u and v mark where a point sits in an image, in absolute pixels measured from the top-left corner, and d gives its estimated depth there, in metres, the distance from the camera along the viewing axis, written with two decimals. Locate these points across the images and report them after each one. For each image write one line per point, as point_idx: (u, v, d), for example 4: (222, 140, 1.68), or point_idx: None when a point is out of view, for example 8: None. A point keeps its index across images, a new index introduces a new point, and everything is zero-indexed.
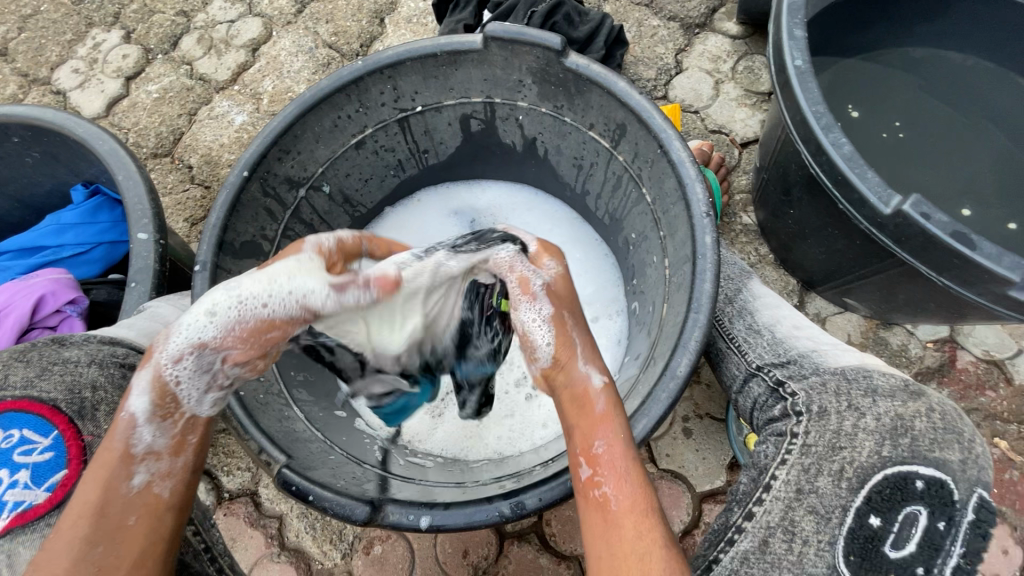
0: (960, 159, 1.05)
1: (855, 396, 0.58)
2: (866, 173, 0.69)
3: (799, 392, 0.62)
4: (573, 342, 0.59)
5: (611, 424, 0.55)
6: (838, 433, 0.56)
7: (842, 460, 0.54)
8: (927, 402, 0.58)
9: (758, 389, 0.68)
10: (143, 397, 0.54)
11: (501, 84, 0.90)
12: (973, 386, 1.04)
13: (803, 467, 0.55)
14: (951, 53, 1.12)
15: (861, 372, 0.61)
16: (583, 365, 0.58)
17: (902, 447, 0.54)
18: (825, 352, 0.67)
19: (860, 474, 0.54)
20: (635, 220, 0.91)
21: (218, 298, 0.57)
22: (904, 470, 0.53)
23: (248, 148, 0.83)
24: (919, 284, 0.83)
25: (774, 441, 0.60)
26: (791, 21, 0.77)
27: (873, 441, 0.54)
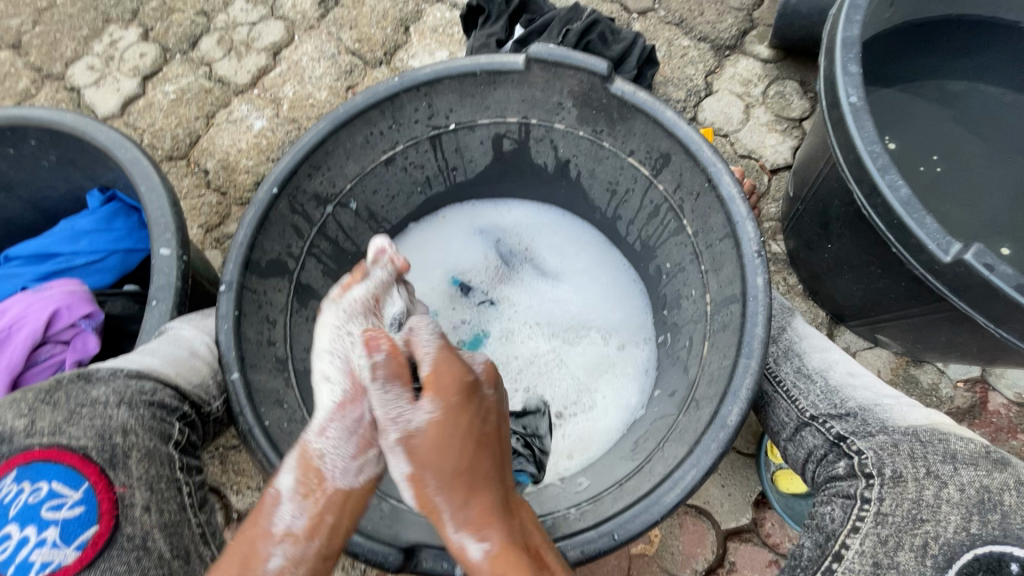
0: (1003, 197, 1.02)
1: (933, 462, 0.58)
2: (924, 219, 0.67)
3: (868, 451, 0.62)
4: (428, 497, 0.57)
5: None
6: (918, 504, 0.55)
7: (925, 534, 0.54)
8: (1014, 473, 0.56)
9: (814, 441, 0.68)
10: (289, 475, 0.58)
11: (539, 106, 0.88)
12: (1004, 429, 1.02)
13: (880, 538, 0.55)
14: (991, 88, 1.11)
15: (936, 435, 0.61)
16: (455, 531, 0.56)
17: (992, 525, 0.52)
18: (888, 409, 0.67)
19: (947, 553, 0.52)
20: (671, 251, 0.89)
21: (325, 362, 0.63)
22: (997, 550, 0.51)
23: (279, 164, 0.80)
24: (964, 328, 0.81)
25: (842, 504, 0.60)
26: (845, 55, 0.75)
27: (959, 516, 0.53)
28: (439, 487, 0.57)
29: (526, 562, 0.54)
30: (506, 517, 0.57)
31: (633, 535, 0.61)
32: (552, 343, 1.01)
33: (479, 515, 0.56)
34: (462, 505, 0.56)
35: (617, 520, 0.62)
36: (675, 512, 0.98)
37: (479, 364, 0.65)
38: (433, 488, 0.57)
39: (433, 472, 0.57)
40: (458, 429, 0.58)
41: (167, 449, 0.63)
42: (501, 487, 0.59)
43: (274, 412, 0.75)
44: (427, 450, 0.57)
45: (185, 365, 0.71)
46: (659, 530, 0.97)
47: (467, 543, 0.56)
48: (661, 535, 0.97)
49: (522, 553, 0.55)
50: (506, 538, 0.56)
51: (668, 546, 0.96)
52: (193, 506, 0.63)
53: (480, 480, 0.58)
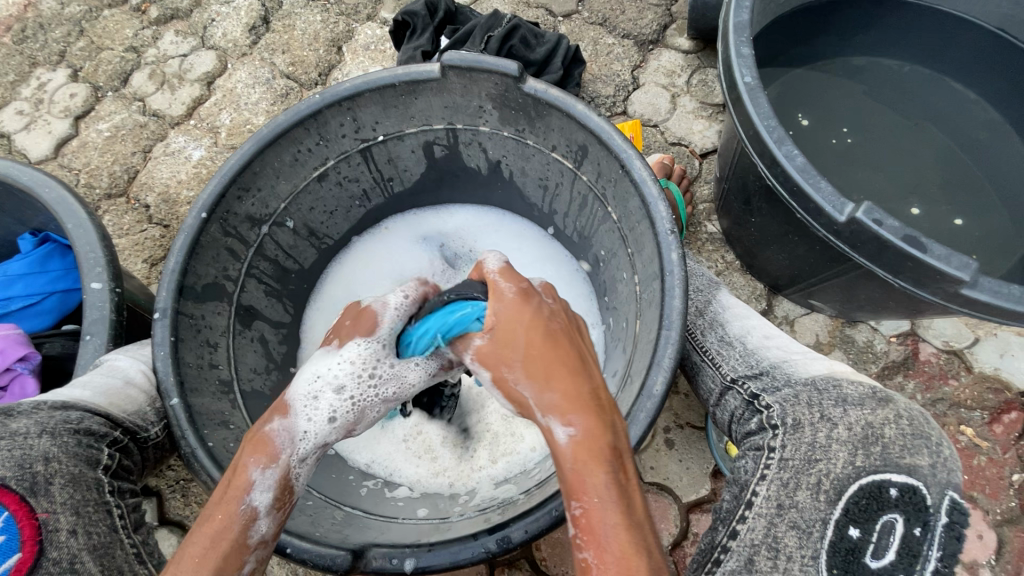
0: (909, 161, 1.09)
1: (826, 407, 0.62)
2: (819, 183, 0.72)
3: (774, 405, 0.66)
4: (515, 390, 0.59)
5: (591, 489, 0.51)
6: (812, 445, 0.59)
7: (818, 473, 0.57)
8: (895, 409, 0.60)
9: (734, 402, 0.73)
10: (268, 493, 0.59)
11: (461, 111, 0.91)
12: (936, 376, 1.08)
13: (782, 482, 0.58)
14: (890, 60, 1.18)
15: (830, 382, 0.66)
16: (542, 416, 0.56)
17: (874, 456, 0.56)
18: (794, 362, 0.72)
19: (837, 486, 0.56)
20: (603, 238, 0.92)
21: (337, 403, 0.67)
22: (878, 479, 0.55)
23: (205, 189, 0.81)
24: (875, 284, 0.87)
25: (753, 457, 0.63)
26: (738, 39, 0.80)
27: (846, 451, 0.57)
28: (523, 377, 0.58)
29: (608, 459, 0.52)
30: (594, 409, 0.55)
31: None
32: None
33: (563, 404, 0.55)
34: (541, 393, 0.56)
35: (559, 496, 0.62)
36: None
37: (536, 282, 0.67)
38: (514, 375, 0.59)
39: (511, 361, 0.59)
40: (520, 318, 0.60)
41: (94, 474, 0.63)
42: (589, 380, 0.57)
43: (220, 433, 0.76)
44: (503, 345, 0.60)
45: (120, 394, 0.71)
46: None
47: (552, 429, 0.54)
48: None
49: (606, 449, 0.53)
50: (594, 429, 0.53)
51: None
52: (127, 528, 0.64)
53: (559, 369, 0.57)
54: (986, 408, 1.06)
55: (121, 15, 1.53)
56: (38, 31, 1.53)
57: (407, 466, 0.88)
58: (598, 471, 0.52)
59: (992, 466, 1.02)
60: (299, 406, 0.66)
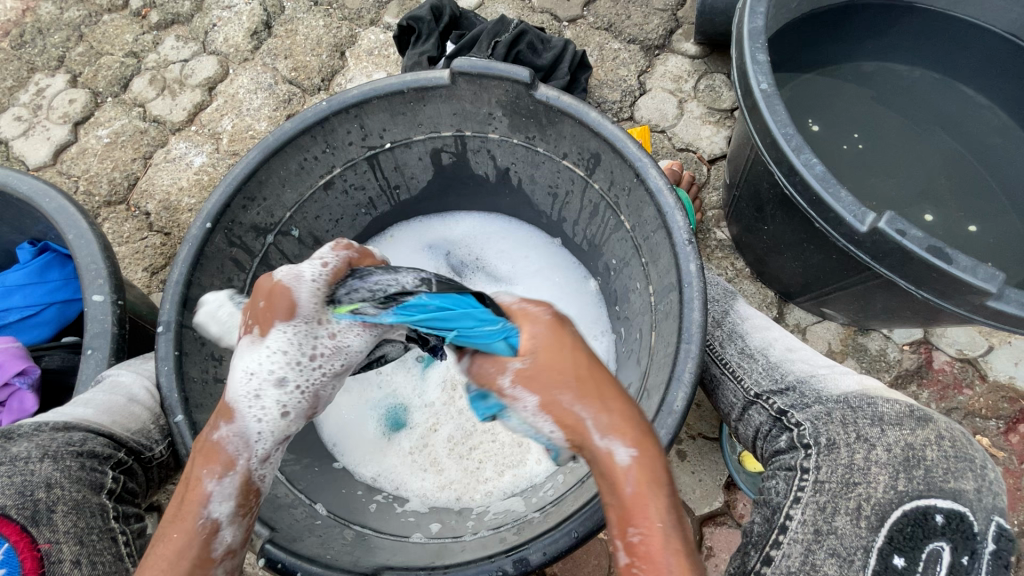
0: (922, 167, 1.08)
1: (863, 426, 0.61)
2: (839, 193, 0.70)
3: (805, 423, 0.66)
4: (560, 409, 0.49)
5: (652, 515, 0.46)
6: (850, 467, 0.58)
7: (858, 497, 0.56)
8: (935, 429, 0.59)
9: (760, 418, 0.72)
10: (227, 503, 0.55)
11: (471, 118, 0.89)
12: (951, 385, 1.06)
13: (819, 506, 0.58)
14: (898, 65, 1.17)
15: (865, 399, 0.65)
16: (600, 438, 0.47)
17: (917, 480, 0.55)
18: (823, 378, 0.71)
19: (878, 512, 0.55)
20: (614, 246, 0.90)
21: (281, 398, 0.60)
22: (923, 504, 0.53)
23: (210, 198, 0.79)
24: (893, 294, 0.85)
25: (785, 477, 0.64)
26: (753, 45, 0.79)
27: (886, 475, 0.56)
28: (576, 398, 0.48)
29: (669, 483, 0.47)
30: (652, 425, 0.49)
31: (591, 530, 0.60)
32: None
33: (624, 424, 0.47)
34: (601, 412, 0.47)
35: (577, 517, 0.61)
36: None
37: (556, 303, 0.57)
38: (562, 395, 0.48)
39: (556, 379, 0.49)
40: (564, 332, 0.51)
41: (98, 500, 0.61)
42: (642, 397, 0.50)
43: None
44: (543, 361, 0.50)
45: (122, 411, 0.68)
46: None
47: (612, 452, 0.47)
48: None
49: (667, 471, 0.47)
50: (657, 451, 0.47)
51: None
52: (132, 556, 0.62)
53: (612, 386, 0.49)
54: (1002, 417, 1.04)
55: (121, 20, 1.51)
56: (37, 37, 1.51)
57: (413, 479, 0.86)
58: (661, 496, 0.46)
59: (1009, 477, 1.01)
60: (243, 408, 0.59)
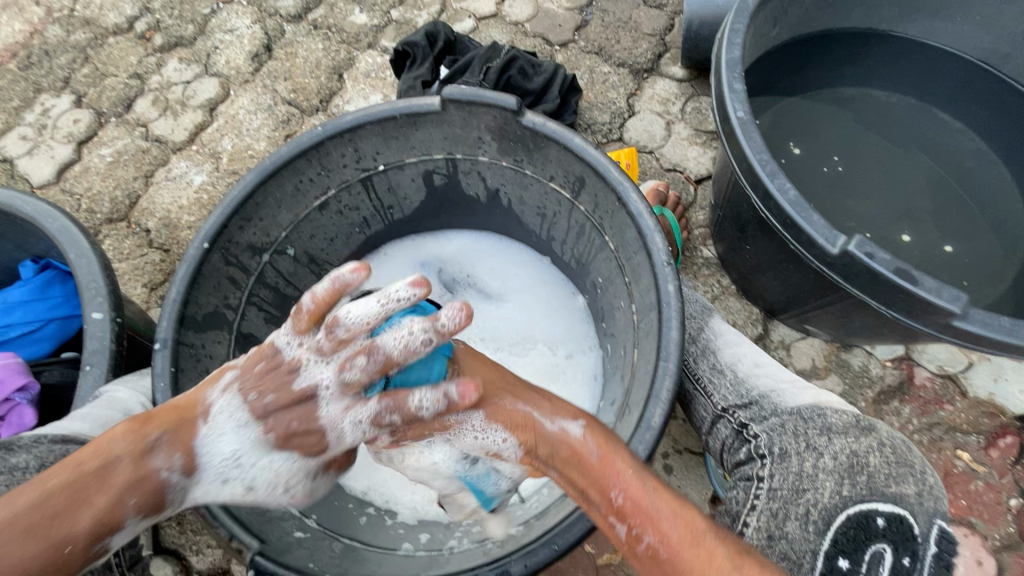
0: (899, 188, 1.12)
1: (812, 436, 0.68)
2: (811, 216, 0.73)
3: (762, 434, 0.71)
4: (516, 409, 0.63)
5: (627, 469, 0.59)
6: (800, 475, 0.65)
7: (806, 503, 0.64)
8: (877, 437, 0.67)
9: (725, 432, 0.75)
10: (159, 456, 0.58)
11: (461, 142, 0.93)
12: (932, 400, 1.08)
13: (772, 512, 0.64)
14: (878, 92, 1.21)
15: (816, 411, 0.71)
16: (552, 422, 0.62)
17: (860, 485, 0.64)
18: (783, 392, 0.74)
19: (825, 516, 0.63)
20: (600, 265, 0.93)
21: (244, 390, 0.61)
22: (865, 508, 0.62)
23: (208, 220, 0.82)
24: (869, 312, 0.88)
25: (744, 487, 0.68)
26: (730, 75, 0.82)
27: (833, 481, 0.64)
28: (511, 395, 0.64)
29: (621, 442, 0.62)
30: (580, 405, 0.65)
31: (571, 543, 0.63)
32: (498, 357, 1.03)
33: (563, 406, 0.63)
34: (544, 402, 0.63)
35: (556, 530, 0.63)
36: None
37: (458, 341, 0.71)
38: (508, 399, 0.64)
39: (502, 390, 0.64)
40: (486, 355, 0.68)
41: None
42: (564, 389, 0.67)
43: None
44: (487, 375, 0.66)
45: (117, 425, 0.70)
46: None
47: (568, 429, 0.61)
48: None
49: (611, 429, 0.62)
50: (594, 419, 0.63)
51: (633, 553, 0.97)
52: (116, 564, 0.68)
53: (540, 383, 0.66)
54: (982, 432, 1.06)
55: (126, 43, 1.56)
56: (44, 59, 1.55)
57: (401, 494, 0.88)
58: (621, 446, 0.61)
59: (990, 491, 1.03)
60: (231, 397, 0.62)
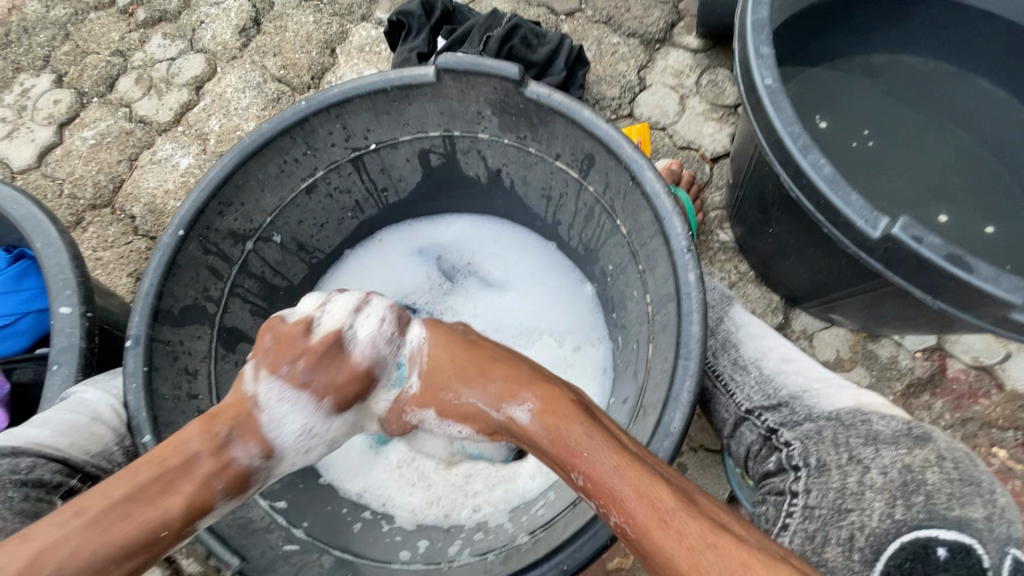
0: (936, 165, 1.03)
1: (855, 447, 0.60)
2: (850, 196, 0.66)
3: (794, 442, 0.64)
4: (463, 400, 0.60)
5: (578, 447, 0.50)
6: (842, 493, 0.58)
7: (851, 526, 0.56)
8: (935, 449, 0.58)
9: (750, 437, 0.70)
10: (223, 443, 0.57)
11: (459, 117, 0.85)
12: (966, 394, 1.01)
13: (808, 534, 0.58)
14: (910, 57, 1.11)
15: (858, 416, 0.63)
16: (498, 409, 0.56)
17: (916, 508, 0.54)
18: (817, 394, 0.69)
19: (873, 544, 0.54)
20: (611, 251, 0.86)
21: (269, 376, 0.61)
22: (923, 536, 0.53)
23: (183, 204, 0.75)
24: (906, 301, 0.80)
25: (774, 502, 0.63)
26: (757, 38, 0.74)
27: (882, 502, 0.55)
28: (458, 384, 0.60)
29: (580, 414, 0.53)
30: (541, 378, 0.57)
31: (583, 562, 0.56)
32: None
33: (509, 386, 0.56)
34: (485, 388, 0.58)
35: (564, 549, 0.57)
36: None
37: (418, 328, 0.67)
38: (453, 392, 0.60)
39: (446, 382, 0.61)
40: (441, 336, 0.64)
41: None
42: (525, 362, 0.59)
43: None
44: (441, 361, 0.62)
45: (84, 433, 0.65)
46: None
47: (514, 414, 0.55)
48: None
49: (568, 403, 0.54)
50: (549, 393, 0.55)
51: None
52: None
53: (491, 362, 0.60)
54: (1020, 428, 0.99)
55: (107, 18, 1.48)
56: (22, 36, 1.47)
57: (400, 498, 0.82)
58: (575, 420, 0.52)
59: None
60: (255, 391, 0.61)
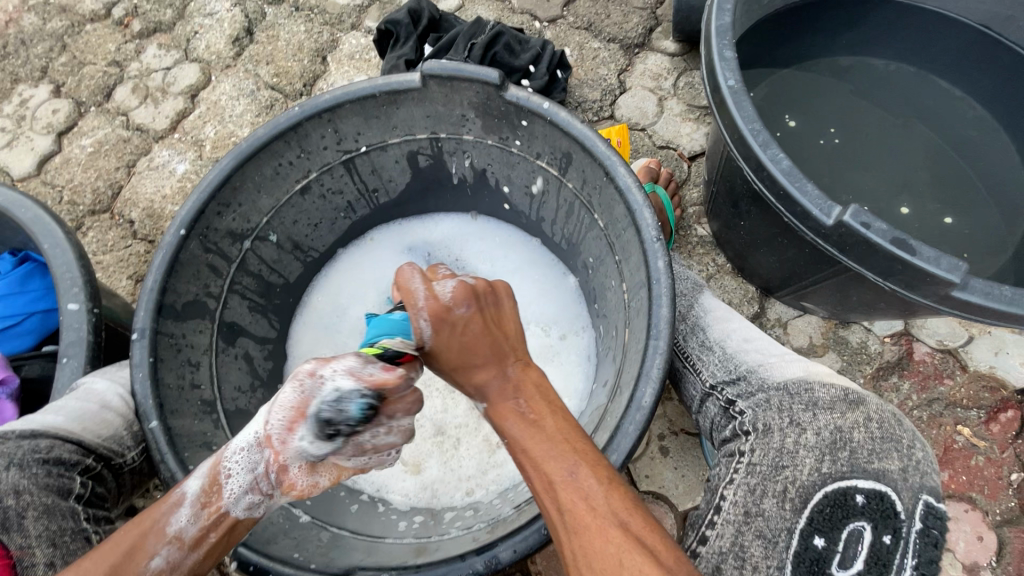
0: (897, 160, 1.09)
1: (797, 412, 0.67)
2: (805, 187, 0.71)
3: (747, 410, 0.70)
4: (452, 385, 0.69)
5: (506, 432, 0.61)
6: (781, 451, 0.64)
7: (785, 480, 0.63)
8: (864, 412, 0.66)
9: (713, 409, 0.76)
10: (197, 481, 0.61)
11: (444, 120, 0.90)
12: (932, 376, 1.07)
13: (749, 487, 0.63)
14: (875, 60, 1.17)
15: (803, 386, 0.70)
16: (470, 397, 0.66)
17: (841, 461, 0.62)
18: (771, 366, 0.74)
19: (803, 494, 0.62)
20: (590, 245, 0.91)
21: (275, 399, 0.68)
22: (844, 485, 0.61)
23: (183, 205, 0.80)
24: (866, 286, 0.86)
25: (725, 462, 0.68)
26: (720, 42, 0.79)
27: (812, 457, 0.63)
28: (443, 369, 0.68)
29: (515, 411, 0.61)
30: (499, 381, 0.64)
31: None
32: None
33: (476, 389, 0.65)
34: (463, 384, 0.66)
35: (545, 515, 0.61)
36: None
37: (435, 316, 0.65)
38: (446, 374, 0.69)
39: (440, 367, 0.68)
40: (448, 333, 0.65)
41: (68, 504, 0.64)
42: (493, 363, 0.64)
43: (202, 454, 0.75)
44: (443, 353, 0.66)
45: (95, 418, 0.70)
46: None
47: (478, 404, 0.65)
48: None
49: (509, 404, 0.62)
50: (499, 393, 0.63)
51: None
52: None
53: (472, 364, 0.65)
54: (983, 407, 1.05)
55: (103, 30, 1.52)
56: (20, 48, 1.51)
57: (393, 479, 0.87)
58: (505, 422, 0.61)
59: (990, 466, 1.01)
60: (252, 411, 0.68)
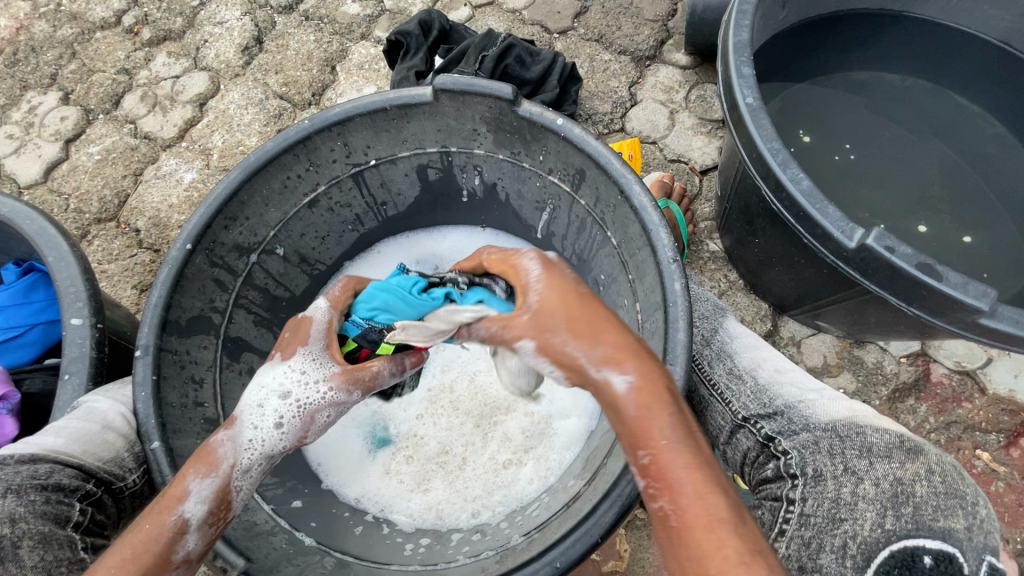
0: (915, 177, 1.07)
1: (850, 458, 0.64)
2: (827, 209, 0.69)
3: (792, 450, 0.68)
4: (558, 350, 0.52)
5: (658, 432, 0.47)
6: (836, 503, 0.61)
7: (845, 534, 0.59)
8: (926, 462, 0.62)
9: (747, 443, 0.74)
10: (202, 504, 0.57)
11: (455, 134, 0.89)
12: (949, 398, 1.04)
13: (804, 541, 0.62)
14: (891, 75, 1.16)
15: (854, 429, 0.67)
16: (595, 369, 0.50)
17: (905, 518, 0.57)
18: (811, 404, 0.72)
19: (865, 552, 0.57)
20: (602, 262, 0.89)
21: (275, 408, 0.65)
22: (910, 545, 0.56)
23: (190, 219, 0.78)
24: (886, 308, 0.84)
25: (772, 509, 0.67)
26: (738, 59, 0.78)
27: (874, 512, 0.59)
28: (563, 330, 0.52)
29: (670, 401, 0.48)
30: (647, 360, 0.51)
31: (574, 559, 0.59)
32: None
33: (614, 360, 0.50)
34: (594, 346, 0.50)
35: (557, 548, 0.60)
36: (643, 522, 0.96)
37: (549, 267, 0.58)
38: (557, 335, 0.52)
39: (553, 325, 0.53)
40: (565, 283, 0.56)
41: (65, 532, 0.63)
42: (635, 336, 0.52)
43: None
44: (558, 306, 0.54)
45: (96, 440, 0.68)
46: (629, 544, 0.95)
47: (608, 380, 0.49)
48: (631, 548, 0.95)
49: (665, 390, 0.49)
50: (652, 373, 0.49)
51: (639, 559, 0.94)
52: None
53: (604, 326, 0.52)
54: (1002, 431, 1.02)
55: (113, 37, 1.52)
56: (30, 54, 1.51)
57: (399, 498, 0.85)
58: (665, 412, 0.47)
59: (1010, 492, 0.99)
60: (246, 417, 0.64)
